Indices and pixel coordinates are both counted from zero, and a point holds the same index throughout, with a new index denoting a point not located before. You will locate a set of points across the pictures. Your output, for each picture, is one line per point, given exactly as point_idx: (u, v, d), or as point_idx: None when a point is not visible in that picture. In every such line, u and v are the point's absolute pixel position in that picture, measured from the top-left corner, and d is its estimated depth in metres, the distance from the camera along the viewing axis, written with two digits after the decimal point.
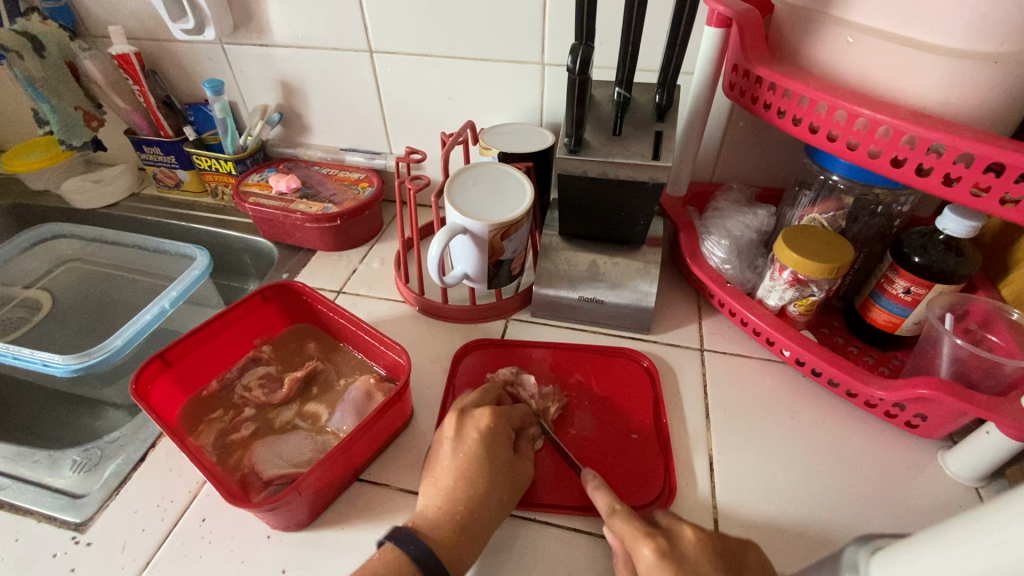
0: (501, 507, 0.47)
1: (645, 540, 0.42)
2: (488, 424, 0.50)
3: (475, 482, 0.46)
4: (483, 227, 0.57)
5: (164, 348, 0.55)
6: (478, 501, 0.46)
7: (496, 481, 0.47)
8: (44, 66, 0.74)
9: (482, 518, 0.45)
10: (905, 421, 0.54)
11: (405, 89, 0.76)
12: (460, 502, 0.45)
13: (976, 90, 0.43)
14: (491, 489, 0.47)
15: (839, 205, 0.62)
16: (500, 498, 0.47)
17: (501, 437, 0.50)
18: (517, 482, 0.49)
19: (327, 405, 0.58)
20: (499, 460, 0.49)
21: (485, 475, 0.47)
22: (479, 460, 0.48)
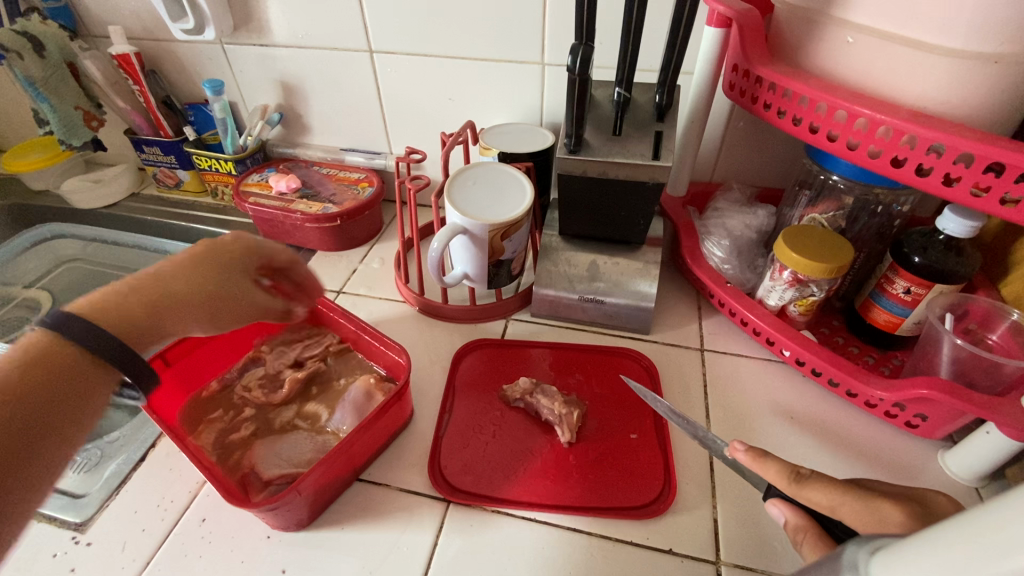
0: (197, 305, 0.40)
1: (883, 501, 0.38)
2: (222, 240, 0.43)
3: (198, 283, 0.40)
4: (483, 227, 0.57)
5: (165, 348, 0.57)
6: (179, 299, 0.39)
7: (205, 283, 0.40)
8: (45, 66, 0.74)
9: (181, 309, 0.39)
10: (904, 421, 0.54)
11: (404, 89, 0.76)
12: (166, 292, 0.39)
13: (976, 91, 0.43)
14: (196, 292, 0.40)
15: (839, 205, 0.63)
16: (208, 298, 0.40)
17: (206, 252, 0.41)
18: (229, 296, 0.42)
19: (330, 405, 0.58)
20: (197, 265, 0.40)
21: (206, 281, 0.40)
22: (190, 275, 0.40)
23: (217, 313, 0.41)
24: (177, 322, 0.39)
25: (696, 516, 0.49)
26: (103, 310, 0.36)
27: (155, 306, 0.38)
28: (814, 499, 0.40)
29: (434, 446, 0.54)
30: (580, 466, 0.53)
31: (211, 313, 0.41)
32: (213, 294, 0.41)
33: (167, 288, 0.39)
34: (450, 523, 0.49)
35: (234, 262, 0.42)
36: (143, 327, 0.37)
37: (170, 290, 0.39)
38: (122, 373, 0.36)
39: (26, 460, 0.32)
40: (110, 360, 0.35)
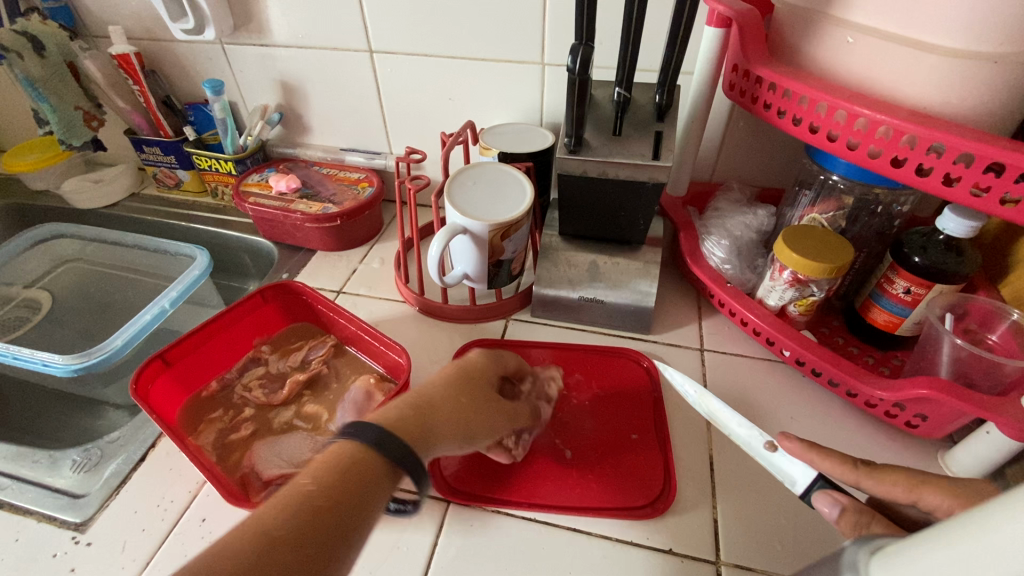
0: (462, 425, 0.44)
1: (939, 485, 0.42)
2: (473, 360, 0.51)
3: (432, 398, 0.44)
4: (483, 227, 0.57)
5: (164, 349, 0.55)
6: (405, 411, 0.41)
7: (469, 406, 0.45)
8: (45, 67, 0.74)
9: (439, 427, 0.42)
10: (905, 421, 0.54)
11: (404, 89, 0.76)
12: (418, 397, 0.43)
13: (975, 91, 0.43)
14: (466, 406, 0.45)
15: (839, 205, 0.62)
16: (456, 415, 0.44)
17: (465, 371, 0.48)
18: (490, 417, 0.47)
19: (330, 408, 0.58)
20: (462, 380, 0.47)
21: (462, 395, 0.45)
22: (424, 391, 0.44)
23: (470, 433, 0.44)
24: (437, 436, 0.41)
25: (696, 516, 0.49)
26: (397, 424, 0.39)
27: (419, 410, 0.42)
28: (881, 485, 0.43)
29: None
30: (580, 467, 0.53)
31: (469, 432, 0.44)
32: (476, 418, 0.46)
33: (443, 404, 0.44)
34: (450, 523, 0.49)
35: (471, 376, 0.48)
36: (419, 433, 0.40)
37: (434, 403, 0.43)
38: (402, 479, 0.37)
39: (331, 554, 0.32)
40: (403, 464, 0.37)
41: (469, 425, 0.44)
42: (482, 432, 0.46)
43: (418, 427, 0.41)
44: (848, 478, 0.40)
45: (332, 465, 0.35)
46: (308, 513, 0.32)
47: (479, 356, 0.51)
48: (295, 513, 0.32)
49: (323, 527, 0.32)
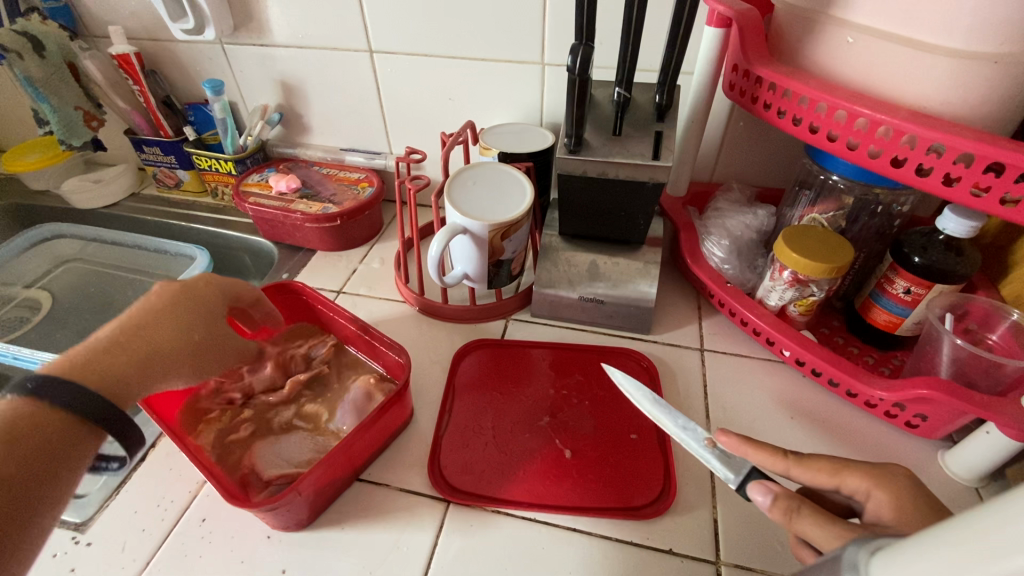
0: (172, 359, 0.47)
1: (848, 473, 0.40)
2: (198, 290, 0.51)
3: (165, 346, 0.47)
4: (483, 227, 0.57)
5: None
6: (160, 351, 0.46)
7: (175, 341, 0.48)
8: (45, 67, 0.74)
9: (156, 369, 0.46)
10: (905, 421, 0.54)
11: (404, 89, 0.76)
12: (152, 350, 0.46)
13: (977, 91, 0.43)
14: (179, 342, 0.48)
15: (839, 205, 0.63)
16: (172, 355, 0.47)
17: (189, 291, 0.51)
18: (215, 339, 0.51)
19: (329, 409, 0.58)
20: (181, 304, 0.49)
21: (188, 346, 0.49)
22: (163, 313, 0.48)
23: (192, 359, 0.49)
24: (150, 379, 0.45)
25: (696, 516, 0.49)
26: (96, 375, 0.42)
27: (141, 363, 0.45)
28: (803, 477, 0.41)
29: (434, 446, 0.54)
30: (580, 467, 0.53)
31: (179, 368, 0.47)
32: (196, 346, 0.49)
33: (154, 340, 0.46)
34: (450, 523, 0.49)
35: (192, 297, 0.50)
36: (126, 384, 0.44)
37: (155, 344, 0.46)
38: (108, 433, 0.42)
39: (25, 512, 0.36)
40: (89, 416, 0.40)
41: (197, 353, 0.49)
42: (206, 363, 0.50)
43: (116, 384, 0.43)
44: (776, 468, 0.41)
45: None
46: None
47: (203, 291, 0.52)
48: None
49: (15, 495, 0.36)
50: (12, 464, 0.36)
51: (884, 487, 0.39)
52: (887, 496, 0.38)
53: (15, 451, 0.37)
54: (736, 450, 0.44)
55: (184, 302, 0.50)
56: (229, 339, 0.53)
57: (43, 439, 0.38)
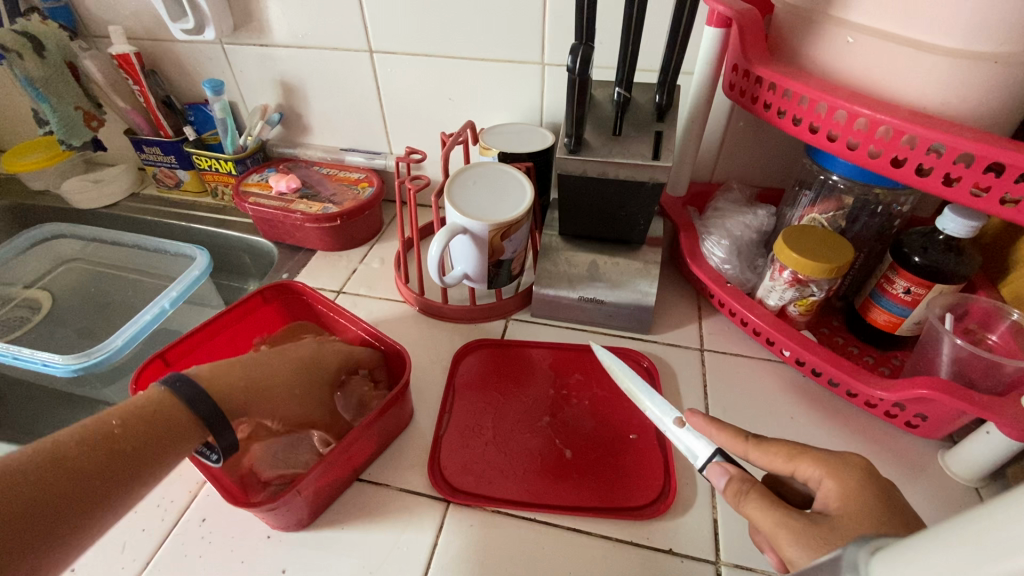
0: (277, 406, 0.52)
1: (802, 459, 0.38)
2: (324, 356, 0.56)
3: (284, 394, 0.52)
4: (483, 227, 0.57)
5: (164, 348, 0.55)
6: (278, 399, 0.52)
7: (294, 400, 0.53)
8: (45, 67, 0.74)
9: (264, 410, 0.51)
10: (905, 421, 0.54)
11: (404, 89, 0.76)
12: (271, 394, 0.51)
13: (976, 91, 0.43)
14: (294, 401, 0.53)
15: (839, 205, 0.62)
16: (277, 403, 0.52)
17: (318, 367, 0.55)
18: (314, 411, 0.54)
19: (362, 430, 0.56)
20: (305, 375, 0.54)
21: (296, 391, 0.53)
22: (299, 369, 0.54)
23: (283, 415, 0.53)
24: (253, 411, 0.50)
25: (696, 516, 0.49)
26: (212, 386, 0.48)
27: (249, 396, 0.50)
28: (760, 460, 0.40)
29: (434, 446, 0.54)
30: (580, 466, 0.53)
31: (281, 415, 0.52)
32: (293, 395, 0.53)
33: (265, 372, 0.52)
34: (450, 522, 0.49)
35: (316, 368, 0.55)
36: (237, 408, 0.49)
37: (268, 382, 0.52)
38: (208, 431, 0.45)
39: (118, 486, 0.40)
40: (208, 422, 0.45)
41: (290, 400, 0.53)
42: (292, 420, 0.53)
43: (225, 395, 0.49)
44: (737, 450, 0.41)
45: (139, 406, 0.43)
46: (101, 447, 0.40)
47: (338, 356, 0.57)
48: (95, 447, 0.40)
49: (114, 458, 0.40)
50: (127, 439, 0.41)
51: (836, 476, 0.37)
52: (839, 485, 0.36)
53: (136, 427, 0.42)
54: (704, 431, 0.44)
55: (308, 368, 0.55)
56: (328, 408, 0.55)
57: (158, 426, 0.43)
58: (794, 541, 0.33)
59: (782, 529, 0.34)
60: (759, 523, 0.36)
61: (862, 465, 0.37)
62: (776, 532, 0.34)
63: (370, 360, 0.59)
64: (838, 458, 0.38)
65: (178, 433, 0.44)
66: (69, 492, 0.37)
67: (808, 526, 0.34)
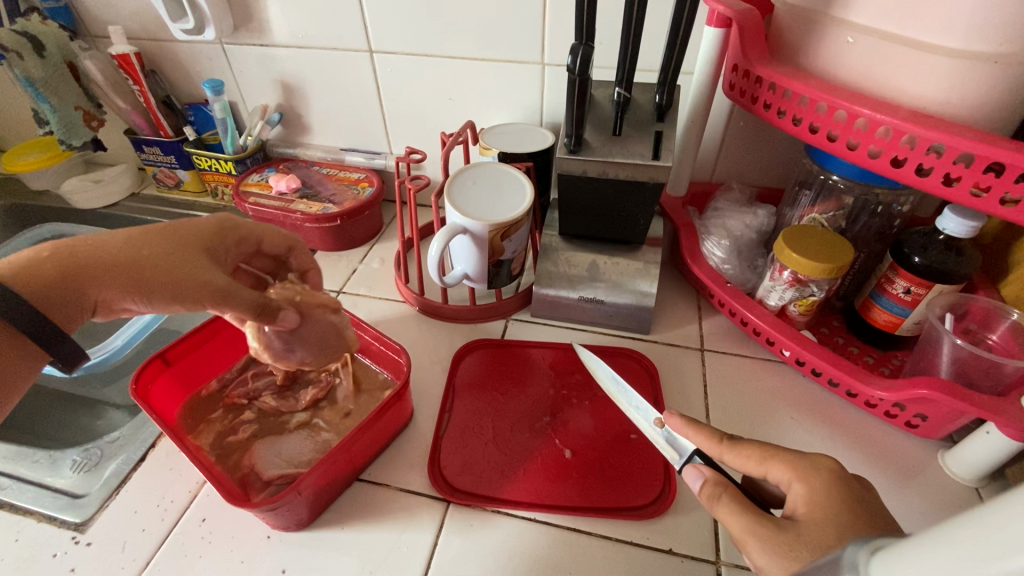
0: (128, 276, 0.40)
1: (772, 461, 0.39)
2: (192, 226, 0.46)
3: (125, 258, 0.41)
4: (483, 227, 0.57)
5: (164, 349, 0.55)
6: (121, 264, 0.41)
7: (152, 263, 0.41)
8: (45, 67, 0.74)
9: (106, 280, 0.40)
10: (905, 421, 0.54)
11: (404, 88, 0.76)
12: (107, 261, 0.40)
13: (977, 91, 0.43)
14: (150, 266, 0.41)
15: (839, 205, 0.63)
16: (126, 269, 0.41)
17: (184, 232, 0.45)
18: (199, 274, 0.42)
19: (330, 354, 0.52)
20: (163, 236, 0.43)
21: (151, 253, 0.42)
22: (153, 233, 0.43)
23: (144, 284, 0.41)
24: (91, 288, 0.40)
25: (696, 516, 0.49)
26: (22, 278, 0.38)
27: (69, 269, 0.39)
28: (733, 462, 0.41)
29: (434, 446, 0.54)
30: (580, 467, 0.53)
31: (140, 284, 0.40)
32: (169, 271, 0.41)
33: (105, 253, 0.40)
34: (450, 522, 0.49)
35: (187, 240, 0.44)
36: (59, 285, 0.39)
37: (95, 250, 0.41)
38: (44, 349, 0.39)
39: None
40: (23, 328, 0.38)
41: (158, 278, 0.41)
42: (163, 291, 0.41)
43: (48, 287, 0.39)
44: (711, 451, 0.43)
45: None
46: None
47: (213, 230, 0.47)
48: None
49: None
50: None
51: (804, 479, 0.37)
52: (806, 490, 0.36)
53: None
54: (681, 432, 0.45)
55: (178, 239, 0.44)
56: (219, 274, 0.43)
57: None
58: (759, 547, 0.35)
59: (750, 535, 0.36)
60: (729, 527, 0.37)
61: (832, 466, 0.37)
62: (744, 538, 0.36)
63: (267, 234, 0.53)
64: (809, 460, 0.38)
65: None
66: None
67: (775, 534, 0.35)
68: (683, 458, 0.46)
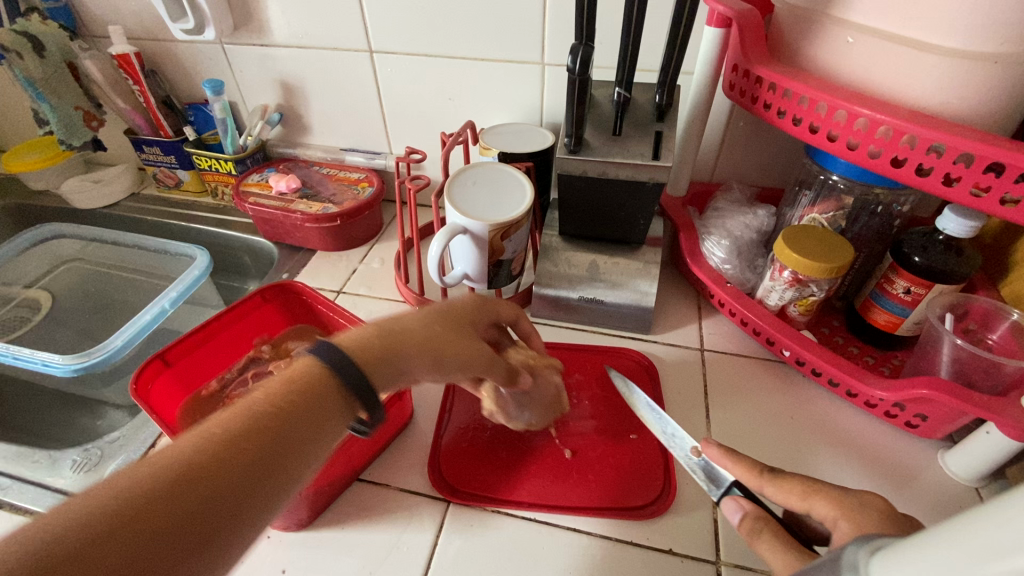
0: (431, 349, 0.40)
1: (817, 496, 0.39)
2: (462, 302, 0.47)
3: (398, 323, 0.39)
4: (483, 227, 0.57)
5: (164, 348, 0.55)
6: (413, 332, 0.39)
7: (430, 331, 0.40)
8: (45, 67, 0.74)
9: (405, 350, 0.38)
10: (905, 421, 0.54)
11: (404, 88, 0.76)
12: (396, 329, 0.39)
13: (976, 91, 0.43)
14: (429, 334, 0.40)
15: (839, 205, 0.62)
16: (429, 343, 0.40)
17: (452, 307, 0.45)
18: (464, 347, 0.42)
19: (553, 412, 0.54)
20: (445, 313, 0.44)
21: (420, 320, 0.41)
22: (429, 308, 0.43)
23: (441, 358, 0.40)
24: (407, 361, 0.38)
25: (696, 516, 0.49)
26: (366, 351, 0.36)
27: (392, 340, 0.38)
28: (774, 495, 0.41)
29: (434, 446, 0.54)
30: (580, 466, 0.53)
31: (433, 356, 0.39)
32: (449, 342, 0.41)
33: (410, 325, 0.40)
34: (450, 522, 0.49)
35: (463, 318, 0.45)
36: (383, 361, 0.37)
37: (410, 325, 0.40)
38: (358, 405, 0.35)
39: (280, 474, 0.31)
40: (357, 391, 0.35)
41: (440, 347, 0.40)
42: (449, 364, 0.41)
43: (383, 351, 0.37)
44: (751, 483, 0.43)
45: (288, 372, 0.34)
46: (248, 440, 0.30)
47: (470, 299, 0.48)
48: (243, 444, 0.29)
49: (221, 481, 0.28)
50: (240, 439, 0.30)
51: (851, 518, 0.37)
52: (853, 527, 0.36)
53: (280, 416, 0.31)
54: (719, 462, 0.45)
55: (451, 313, 0.44)
56: (480, 345, 0.44)
57: (320, 405, 0.33)
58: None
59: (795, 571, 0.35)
60: (771, 563, 0.37)
61: (879, 507, 0.38)
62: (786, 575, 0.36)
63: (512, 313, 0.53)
64: (855, 498, 0.38)
65: (326, 415, 0.33)
66: (154, 514, 0.26)
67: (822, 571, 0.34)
68: (722, 489, 0.46)
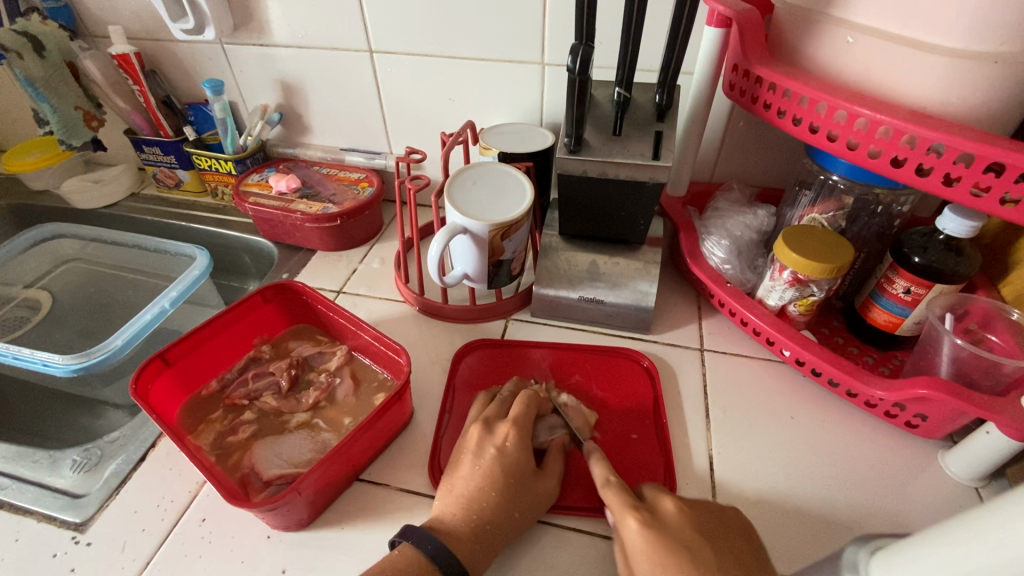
0: (518, 524, 0.46)
1: (629, 513, 0.44)
2: (508, 450, 0.49)
3: (476, 500, 0.46)
4: (483, 227, 0.57)
5: (165, 348, 0.55)
6: (490, 510, 0.45)
7: (500, 501, 0.46)
8: (45, 66, 0.74)
9: (495, 531, 0.45)
10: (905, 421, 0.54)
11: (404, 90, 0.76)
12: (476, 512, 0.45)
13: (976, 91, 0.43)
14: (502, 500, 0.46)
15: (839, 205, 0.62)
16: (514, 522, 0.46)
17: (503, 465, 0.48)
18: (538, 498, 0.48)
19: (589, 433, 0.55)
20: (502, 481, 0.47)
21: (491, 487, 0.46)
22: (486, 475, 0.47)
23: (526, 518, 0.47)
24: (496, 547, 0.45)
25: None
26: (465, 555, 0.44)
27: (478, 534, 0.45)
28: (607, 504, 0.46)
29: (434, 447, 0.54)
30: (580, 466, 0.53)
31: (523, 524, 0.47)
32: (523, 510, 0.47)
33: (486, 515, 0.45)
34: None
35: (519, 474, 0.48)
36: (480, 556, 0.44)
37: (489, 517, 0.45)
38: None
39: None
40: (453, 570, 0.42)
41: (522, 516, 0.47)
42: (536, 514, 0.47)
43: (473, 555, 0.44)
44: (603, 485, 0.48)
45: (389, 564, 0.42)
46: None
47: (512, 436, 0.50)
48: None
49: None
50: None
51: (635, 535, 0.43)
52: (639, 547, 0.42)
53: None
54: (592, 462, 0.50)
55: (510, 477, 0.47)
56: (550, 484, 0.49)
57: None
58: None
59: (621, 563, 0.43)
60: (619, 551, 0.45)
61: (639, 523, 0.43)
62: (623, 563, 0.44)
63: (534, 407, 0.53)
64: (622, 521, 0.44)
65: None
66: None
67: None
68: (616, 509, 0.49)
